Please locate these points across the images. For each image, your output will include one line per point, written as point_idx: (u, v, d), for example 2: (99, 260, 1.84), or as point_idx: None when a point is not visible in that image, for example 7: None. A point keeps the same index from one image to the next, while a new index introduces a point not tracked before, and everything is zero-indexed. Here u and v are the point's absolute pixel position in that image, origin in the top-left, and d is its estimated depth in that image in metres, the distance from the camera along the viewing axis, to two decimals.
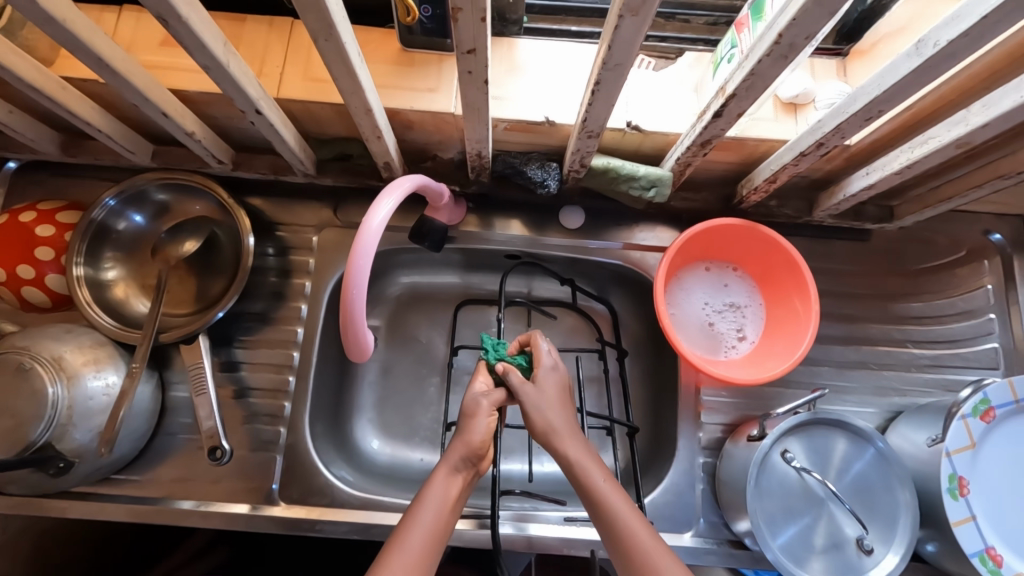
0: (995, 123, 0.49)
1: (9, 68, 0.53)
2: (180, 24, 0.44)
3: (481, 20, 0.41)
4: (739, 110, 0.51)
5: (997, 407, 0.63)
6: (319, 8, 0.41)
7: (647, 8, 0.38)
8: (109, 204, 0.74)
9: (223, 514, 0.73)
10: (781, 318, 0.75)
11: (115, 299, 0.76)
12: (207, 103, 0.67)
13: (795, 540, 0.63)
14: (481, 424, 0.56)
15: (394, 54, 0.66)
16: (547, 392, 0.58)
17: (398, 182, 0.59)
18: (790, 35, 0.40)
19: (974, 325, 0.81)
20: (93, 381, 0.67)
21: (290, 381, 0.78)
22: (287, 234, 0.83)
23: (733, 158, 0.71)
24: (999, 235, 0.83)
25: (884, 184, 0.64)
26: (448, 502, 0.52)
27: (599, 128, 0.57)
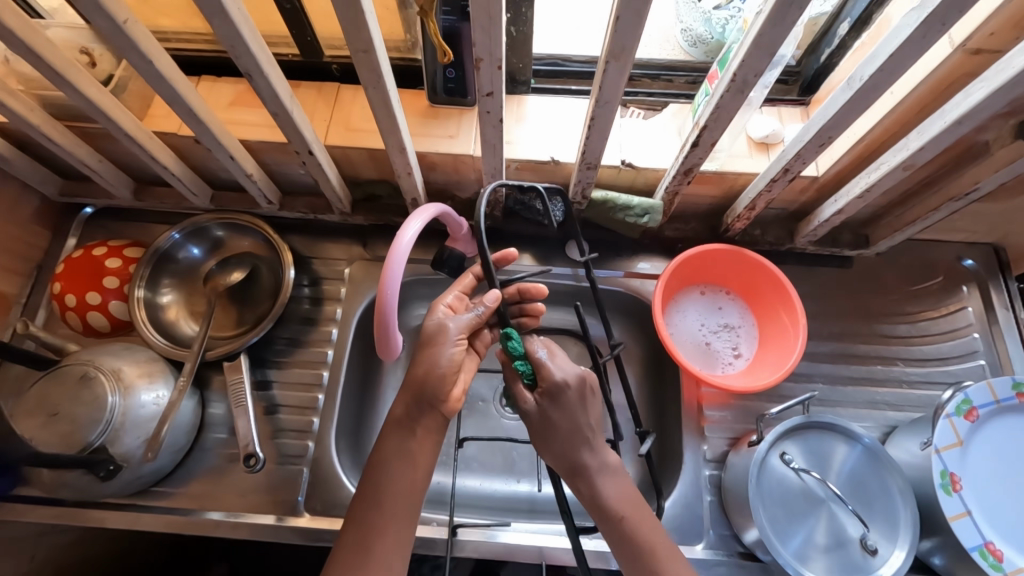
0: (929, 146, 0.58)
1: (114, 120, 0.65)
2: (261, 77, 0.56)
3: (497, 68, 0.52)
4: (711, 139, 0.61)
5: (979, 407, 0.67)
6: (371, 62, 0.53)
7: (626, 55, 0.49)
8: (173, 238, 0.86)
9: (251, 524, 0.77)
10: (773, 334, 0.81)
11: (167, 320, 0.84)
12: (264, 152, 0.80)
13: (800, 543, 0.66)
14: (443, 353, 0.61)
15: (423, 109, 0.79)
16: (587, 459, 0.59)
17: (424, 207, 0.67)
18: (742, 74, 0.50)
19: (959, 342, 0.86)
20: (145, 393, 0.74)
21: (318, 398, 0.85)
22: (320, 267, 0.93)
23: (716, 191, 0.81)
24: (971, 260, 0.90)
25: (851, 208, 0.72)
26: (408, 454, 0.60)
27: (596, 160, 0.67)
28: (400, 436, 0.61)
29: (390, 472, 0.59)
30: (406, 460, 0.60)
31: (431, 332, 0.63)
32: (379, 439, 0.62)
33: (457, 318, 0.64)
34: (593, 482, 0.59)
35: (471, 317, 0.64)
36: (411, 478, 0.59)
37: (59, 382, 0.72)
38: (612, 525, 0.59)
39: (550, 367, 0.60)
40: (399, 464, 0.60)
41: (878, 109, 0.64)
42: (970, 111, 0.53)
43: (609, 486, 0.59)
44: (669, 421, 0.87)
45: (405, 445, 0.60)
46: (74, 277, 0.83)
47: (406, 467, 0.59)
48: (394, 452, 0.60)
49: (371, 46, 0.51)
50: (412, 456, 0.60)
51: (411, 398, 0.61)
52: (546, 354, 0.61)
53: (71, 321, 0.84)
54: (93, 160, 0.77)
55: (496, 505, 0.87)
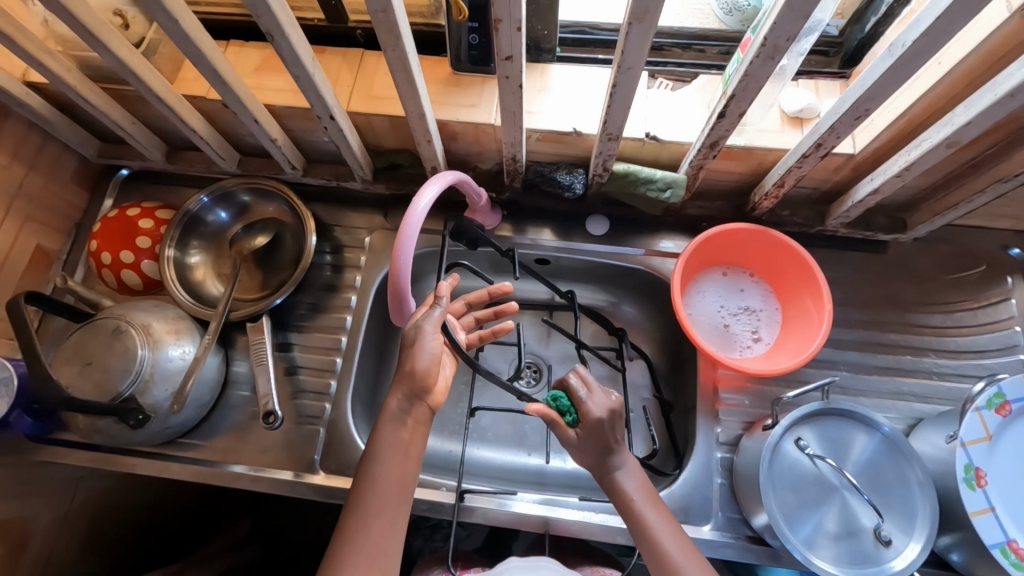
0: (976, 121, 0.54)
1: (145, 81, 0.67)
2: (282, 39, 0.56)
3: (517, 30, 0.51)
4: (739, 110, 0.59)
5: (1012, 401, 0.64)
6: (389, 23, 0.52)
7: (650, 16, 0.47)
8: (202, 201, 0.88)
9: (270, 478, 0.80)
10: (796, 319, 0.79)
11: (194, 280, 0.87)
12: (289, 117, 0.81)
13: (809, 531, 0.65)
14: (425, 351, 0.62)
15: (446, 77, 0.78)
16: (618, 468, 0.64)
17: (441, 174, 0.68)
18: (773, 38, 0.48)
19: (998, 335, 0.82)
20: (172, 349, 0.77)
21: (336, 362, 0.87)
22: (342, 234, 0.94)
23: (744, 168, 0.78)
24: (1017, 250, 0.85)
25: (888, 188, 0.69)
26: (398, 442, 0.60)
27: (618, 130, 0.66)
28: (395, 430, 0.61)
29: (385, 459, 0.59)
30: (400, 450, 0.60)
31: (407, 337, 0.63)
32: (372, 432, 0.62)
33: (429, 322, 0.63)
34: (612, 475, 0.65)
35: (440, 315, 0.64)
36: (404, 466, 0.60)
37: (94, 334, 0.76)
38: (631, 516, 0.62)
39: (591, 405, 0.64)
40: (392, 456, 0.60)
41: (924, 81, 0.60)
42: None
43: (630, 480, 0.64)
44: (686, 403, 0.85)
45: (402, 437, 0.61)
46: (109, 236, 0.86)
47: (399, 457, 0.60)
48: (387, 445, 0.60)
49: (389, 6, 0.51)
50: (404, 447, 0.61)
51: (404, 391, 0.62)
52: (586, 392, 0.65)
53: (106, 278, 0.88)
54: (127, 122, 0.79)
55: (507, 476, 0.88)
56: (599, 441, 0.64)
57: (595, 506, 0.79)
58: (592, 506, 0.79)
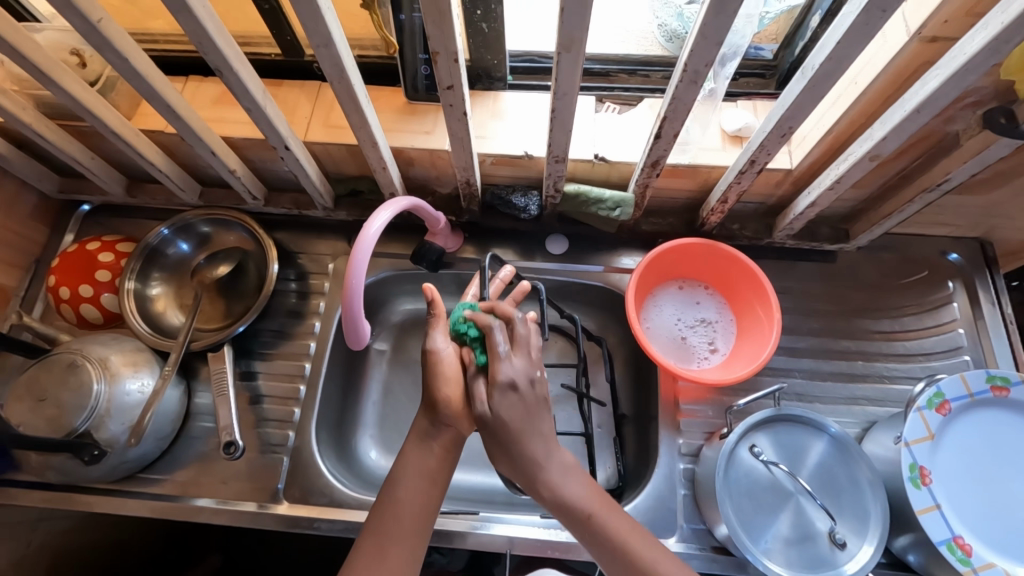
0: (891, 135, 0.58)
1: (100, 118, 0.68)
2: (231, 73, 0.58)
3: (454, 61, 0.54)
4: (673, 131, 0.61)
5: (951, 400, 0.66)
6: (332, 57, 0.55)
7: (577, 45, 0.50)
8: (163, 233, 0.88)
9: (234, 510, 0.79)
10: (750, 329, 0.81)
11: (155, 312, 0.87)
12: (248, 148, 0.82)
13: (763, 537, 0.65)
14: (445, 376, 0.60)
15: (401, 105, 0.81)
16: (542, 457, 0.58)
17: (394, 199, 0.70)
18: (693, 64, 0.51)
19: (943, 338, 0.85)
20: (130, 382, 0.77)
21: (300, 389, 0.87)
22: (307, 261, 0.95)
23: (691, 185, 0.81)
24: (956, 255, 0.89)
25: (824, 201, 0.72)
26: (422, 470, 0.59)
27: (563, 153, 0.68)
28: (422, 458, 0.60)
29: (407, 481, 0.59)
30: (424, 478, 0.59)
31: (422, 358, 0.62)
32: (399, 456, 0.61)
33: (439, 337, 0.61)
34: (555, 492, 0.58)
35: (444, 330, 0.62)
36: (426, 494, 0.59)
37: (48, 369, 0.75)
38: (601, 536, 0.58)
39: (504, 361, 0.56)
40: (415, 481, 0.59)
41: (844, 100, 0.64)
42: (927, 99, 0.53)
43: (572, 486, 0.58)
44: (648, 414, 0.86)
45: (426, 464, 0.60)
46: (68, 271, 0.86)
47: (422, 482, 0.59)
48: (411, 471, 0.59)
49: (331, 41, 0.53)
50: (430, 475, 0.59)
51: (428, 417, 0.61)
52: (506, 347, 0.57)
53: (64, 312, 0.88)
54: (85, 157, 0.80)
55: (474, 496, 0.88)
56: (519, 411, 0.56)
57: (559, 523, 0.79)
58: (555, 522, 0.79)
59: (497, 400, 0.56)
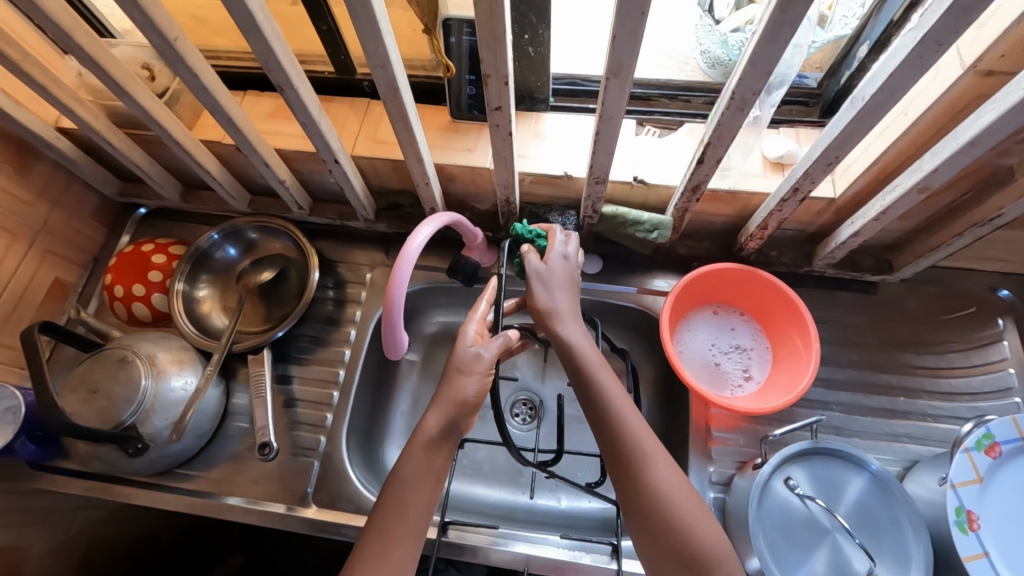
0: (942, 168, 0.57)
1: (166, 128, 0.72)
2: (291, 90, 0.62)
3: (505, 84, 0.56)
4: (716, 156, 0.62)
5: (1002, 443, 0.63)
6: (388, 77, 0.57)
7: (626, 72, 0.51)
8: (213, 238, 0.92)
9: (263, 510, 0.81)
10: (786, 358, 0.80)
11: (201, 313, 0.91)
12: (298, 160, 0.86)
13: (796, 573, 0.63)
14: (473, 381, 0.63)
15: (445, 124, 0.83)
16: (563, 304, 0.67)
17: (436, 214, 0.72)
18: (740, 91, 0.52)
19: (992, 377, 0.82)
20: (175, 380, 0.80)
21: (333, 395, 0.89)
22: (345, 270, 0.98)
23: (730, 211, 0.81)
24: (1006, 291, 0.86)
25: (868, 231, 0.71)
26: (428, 469, 0.60)
27: (604, 174, 0.69)
28: (429, 455, 0.60)
29: (411, 481, 0.59)
30: (428, 477, 0.60)
31: (463, 359, 0.63)
32: (401, 453, 0.61)
33: (489, 347, 0.65)
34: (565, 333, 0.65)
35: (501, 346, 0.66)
36: (431, 492, 0.60)
37: (101, 363, 0.79)
38: (600, 410, 0.60)
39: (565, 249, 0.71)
40: (418, 479, 0.60)
41: (893, 131, 0.63)
42: (982, 133, 0.52)
43: (588, 351, 0.64)
44: (677, 434, 0.85)
45: (432, 462, 0.60)
46: (123, 270, 0.91)
47: (427, 480, 0.60)
48: (416, 470, 0.60)
49: (388, 62, 0.55)
50: (434, 472, 0.61)
51: (446, 417, 0.62)
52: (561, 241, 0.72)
53: (117, 310, 0.92)
54: (147, 163, 0.85)
55: (495, 513, 0.88)
56: (563, 274, 0.69)
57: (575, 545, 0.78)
58: (571, 543, 0.78)
59: (551, 263, 0.69)
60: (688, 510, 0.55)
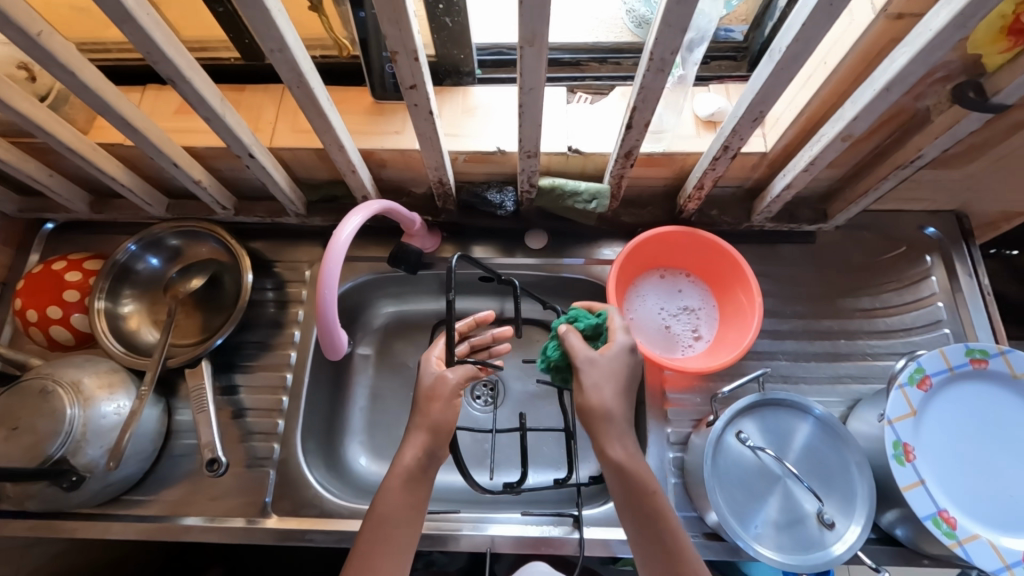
0: (862, 115, 0.58)
1: (53, 134, 0.65)
2: (184, 83, 0.56)
3: (415, 60, 0.52)
4: (644, 121, 0.60)
5: (932, 375, 0.66)
6: (288, 61, 0.53)
7: (539, 39, 0.49)
8: (130, 249, 0.86)
9: (223, 527, 0.78)
10: (732, 314, 0.81)
11: (128, 329, 0.85)
12: (213, 157, 0.80)
13: (751, 522, 0.65)
14: (439, 408, 0.63)
15: (369, 106, 0.79)
16: (613, 412, 0.62)
17: (366, 204, 0.69)
18: (659, 52, 0.50)
19: (922, 312, 0.86)
20: (106, 405, 0.75)
21: (283, 401, 0.86)
22: (283, 269, 0.93)
23: (668, 173, 0.80)
24: (933, 229, 0.89)
25: (799, 182, 0.72)
26: (408, 469, 0.60)
27: (535, 147, 0.67)
28: (409, 488, 0.60)
29: (392, 484, 0.60)
30: (409, 479, 0.60)
31: (428, 386, 0.65)
32: (381, 487, 0.60)
33: (454, 372, 0.65)
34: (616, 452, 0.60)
35: (468, 370, 0.66)
36: (405, 492, 0.60)
37: (20, 397, 0.73)
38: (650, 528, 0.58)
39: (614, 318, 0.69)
40: (396, 483, 0.60)
41: (815, 80, 0.63)
42: (896, 77, 0.52)
43: (637, 471, 0.59)
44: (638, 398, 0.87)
45: (414, 494, 0.60)
46: (35, 292, 0.84)
47: (408, 512, 0.59)
48: (397, 501, 0.59)
49: (284, 44, 0.51)
50: (417, 475, 0.61)
51: (423, 449, 0.61)
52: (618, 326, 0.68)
53: (35, 335, 0.85)
54: (42, 174, 0.77)
55: (463, 496, 0.88)
56: (618, 367, 0.64)
57: (539, 519, 0.78)
58: (536, 518, 0.78)
59: (608, 353, 0.64)
60: None
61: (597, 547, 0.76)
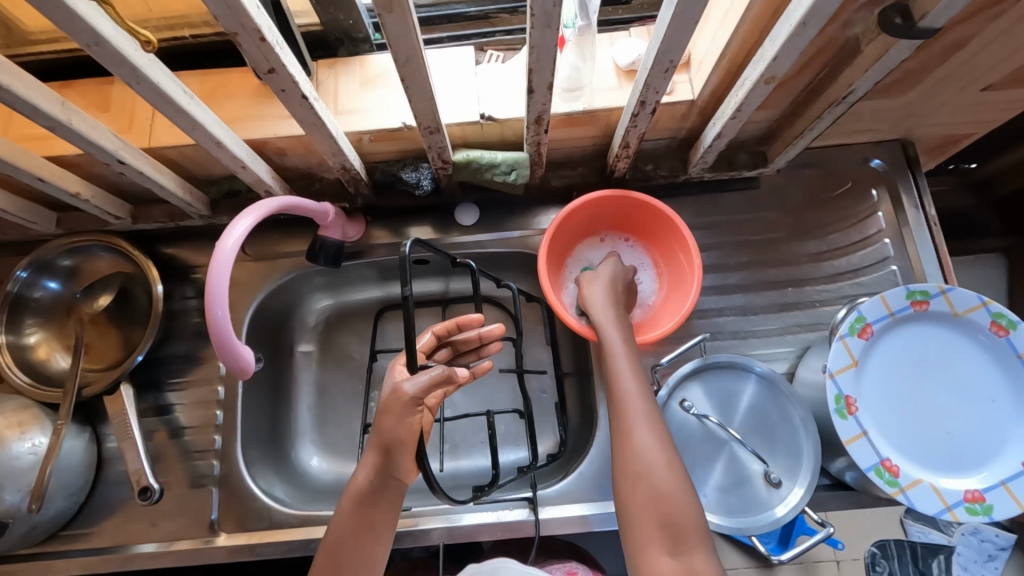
0: (782, 53, 0.52)
1: None
2: (2, 91, 0.48)
3: (262, 40, 0.45)
4: (546, 83, 0.54)
5: (873, 323, 0.64)
6: (112, 56, 0.45)
7: (397, 3, 0.41)
8: (21, 276, 0.78)
9: (171, 552, 0.76)
10: (673, 276, 0.77)
11: (37, 359, 0.79)
12: (88, 164, 0.71)
13: (697, 489, 0.64)
14: None
15: (256, 88, 0.70)
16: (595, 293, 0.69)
17: (257, 203, 0.62)
18: (539, 5, 0.43)
19: (869, 251, 0.83)
20: (19, 444, 0.69)
21: (217, 415, 0.82)
22: (202, 276, 0.87)
23: (594, 132, 0.74)
24: (878, 161, 0.85)
25: (730, 130, 0.67)
26: (359, 490, 0.59)
27: (435, 122, 0.60)
28: (360, 513, 0.58)
29: (348, 505, 0.59)
30: (360, 502, 0.58)
31: None
32: (335, 515, 0.60)
33: (413, 382, 0.57)
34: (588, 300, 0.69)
35: (430, 377, 0.57)
36: (358, 513, 0.58)
37: None
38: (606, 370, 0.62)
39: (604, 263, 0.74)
40: (354, 506, 0.58)
41: (732, 17, 0.57)
42: (812, 9, 0.46)
43: (610, 327, 0.65)
44: (587, 369, 0.85)
45: (364, 519, 0.58)
46: None
47: (368, 539, 0.58)
48: (351, 523, 0.58)
49: (100, 37, 0.43)
50: (373, 499, 0.58)
51: (374, 471, 0.59)
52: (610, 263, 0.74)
53: None
54: None
55: (420, 487, 0.86)
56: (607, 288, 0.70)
57: (494, 505, 0.77)
58: (491, 505, 0.77)
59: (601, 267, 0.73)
60: (666, 470, 0.54)
61: (553, 527, 0.75)
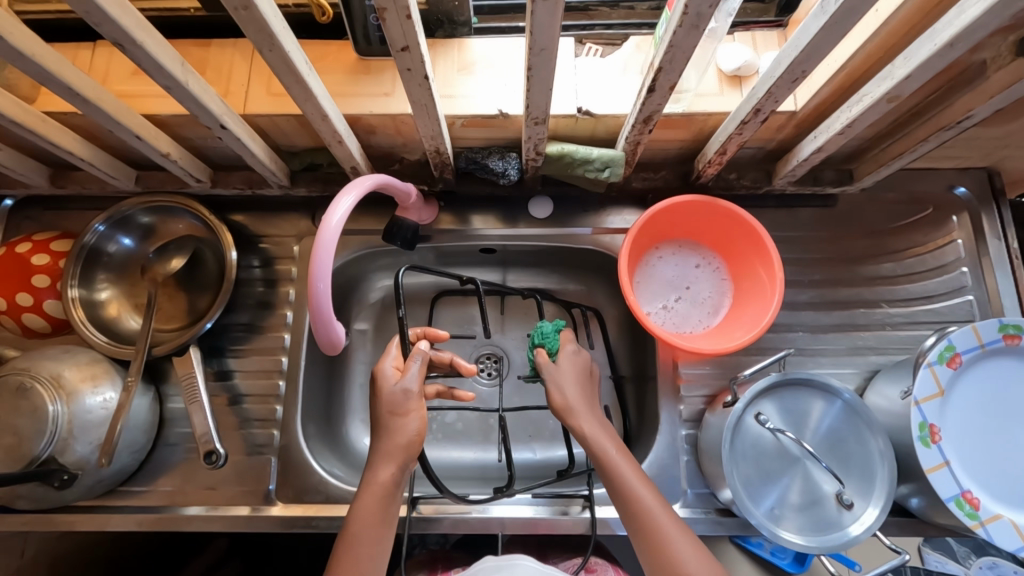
0: (917, 74, 0.50)
1: None
2: (135, 47, 0.48)
3: (406, 18, 0.44)
4: (669, 83, 0.53)
5: (962, 353, 0.63)
6: (256, 21, 0.44)
7: None
8: (99, 230, 0.78)
9: (226, 516, 0.77)
10: (750, 290, 0.76)
11: (108, 316, 0.80)
12: (179, 126, 0.71)
13: (767, 503, 0.64)
14: (411, 423, 0.61)
15: (353, 63, 0.70)
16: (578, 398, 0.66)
17: (358, 180, 0.62)
18: (694, 6, 0.42)
19: (946, 279, 0.82)
20: (91, 397, 0.70)
21: (279, 385, 0.82)
22: (270, 246, 0.87)
23: (686, 135, 0.73)
24: (963, 189, 0.84)
25: (831, 146, 0.65)
26: (377, 485, 0.59)
27: (543, 114, 0.59)
28: (383, 504, 0.59)
29: (363, 494, 0.59)
30: (383, 494, 0.59)
31: (396, 399, 0.61)
32: (352, 507, 0.60)
33: (411, 376, 0.62)
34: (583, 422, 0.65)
35: (422, 368, 0.63)
36: (382, 506, 0.59)
37: None
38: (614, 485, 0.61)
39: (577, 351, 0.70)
40: (373, 497, 0.59)
41: (860, 30, 0.56)
42: (964, 31, 0.45)
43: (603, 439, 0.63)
44: (647, 372, 0.84)
45: (386, 510, 0.59)
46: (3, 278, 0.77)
47: (377, 529, 0.59)
48: (366, 524, 0.58)
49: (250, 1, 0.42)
50: (389, 491, 0.60)
51: (395, 465, 0.60)
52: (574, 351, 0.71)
53: (8, 324, 0.80)
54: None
55: (471, 474, 0.87)
56: (578, 368, 0.69)
57: (549, 500, 0.77)
58: (546, 500, 0.77)
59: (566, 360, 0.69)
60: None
61: (607, 526, 0.75)
